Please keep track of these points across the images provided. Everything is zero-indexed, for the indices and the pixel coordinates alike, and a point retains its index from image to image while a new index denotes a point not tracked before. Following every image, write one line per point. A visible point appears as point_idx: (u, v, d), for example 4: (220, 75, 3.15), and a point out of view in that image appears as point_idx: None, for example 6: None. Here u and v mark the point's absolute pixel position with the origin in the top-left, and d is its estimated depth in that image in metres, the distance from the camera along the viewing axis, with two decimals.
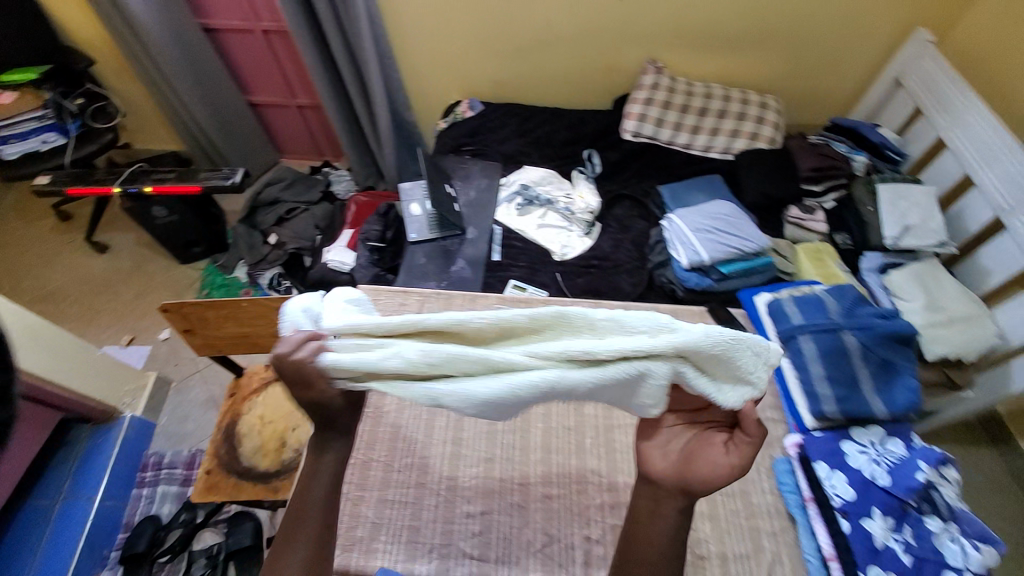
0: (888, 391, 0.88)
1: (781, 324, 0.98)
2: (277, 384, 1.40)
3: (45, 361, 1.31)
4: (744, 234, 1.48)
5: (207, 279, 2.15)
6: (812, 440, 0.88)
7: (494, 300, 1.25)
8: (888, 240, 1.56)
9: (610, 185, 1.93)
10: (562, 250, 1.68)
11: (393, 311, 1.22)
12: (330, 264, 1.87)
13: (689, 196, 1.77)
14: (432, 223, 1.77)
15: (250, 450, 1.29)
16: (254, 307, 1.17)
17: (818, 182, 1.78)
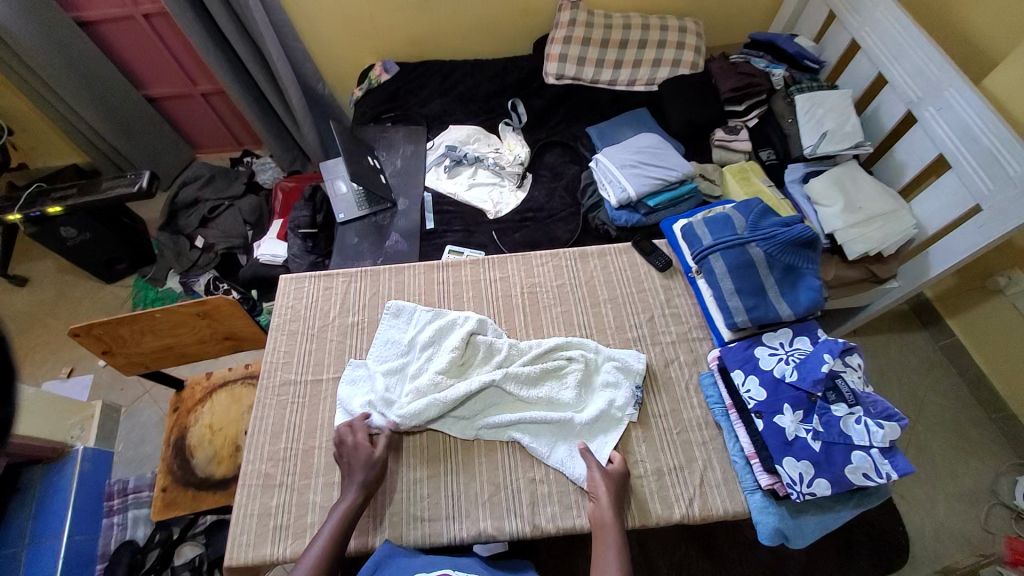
0: (794, 295, 0.91)
1: (693, 246, 0.99)
2: (221, 391, 1.38)
3: None
4: (666, 165, 1.48)
5: (138, 294, 2.05)
6: (728, 350, 0.92)
7: (421, 270, 1.19)
8: (806, 150, 1.61)
9: (539, 133, 1.88)
10: (496, 207, 1.65)
11: (319, 297, 1.15)
12: (262, 258, 1.81)
13: (615, 134, 1.75)
14: (360, 200, 1.71)
15: (205, 461, 1.29)
16: (170, 317, 1.14)
17: (741, 101, 1.78)
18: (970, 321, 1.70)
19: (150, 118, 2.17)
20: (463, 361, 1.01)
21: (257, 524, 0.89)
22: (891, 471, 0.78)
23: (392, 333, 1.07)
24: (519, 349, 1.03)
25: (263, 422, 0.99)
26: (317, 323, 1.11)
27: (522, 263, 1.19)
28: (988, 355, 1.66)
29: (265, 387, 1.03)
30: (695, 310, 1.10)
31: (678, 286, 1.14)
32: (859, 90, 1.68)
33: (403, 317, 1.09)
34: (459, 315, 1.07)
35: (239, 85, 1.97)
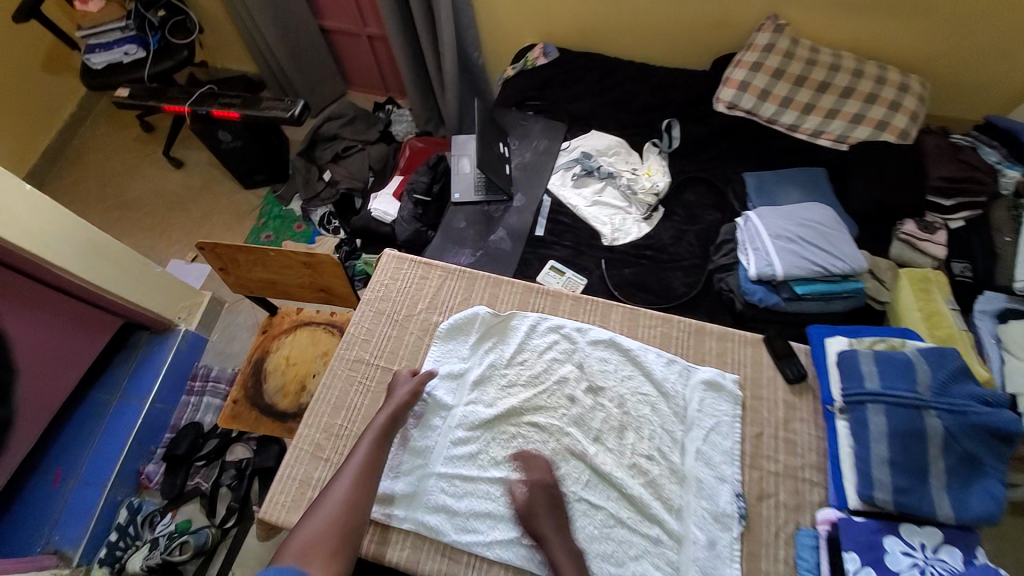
0: (962, 494, 0.71)
1: (849, 383, 0.81)
2: (305, 329, 1.46)
3: (124, 285, 1.48)
4: (833, 250, 1.22)
5: (266, 208, 2.25)
6: (850, 526, 0.74)
7: (519, 289, 1.11)
8: (1019, 283, 1.26)
9: (686, 163, 1.68)
10: (614, 233, 1.52)
11: (412, 285, 1.12)
12: (375, 212, 1.84)
13: (776, 190, 1.51)
14: (478, 184, 1.65)
15: (273, 389, 1.39)
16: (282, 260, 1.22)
17: (948, 195, 1.43)
18: None
19: (319, 48, 2.28)
20: (502, 438, 0.93)
21: (296, 490, 0.92)
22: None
23: (444, 365, 1.01)
24: (617, 450, 0.91)
25: (328, 392, 1.00)
26: (403, 310, 1.09)
27: (628, 318, 1.05)
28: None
29: (341, 355, 1.04)
30: (816, 446, 0.89)
31: (805, 408, 0.93)
32: None
33: (456, 329, 1.05)
34: (523, 330, 1.04)
35: (401, 36, 1.99)
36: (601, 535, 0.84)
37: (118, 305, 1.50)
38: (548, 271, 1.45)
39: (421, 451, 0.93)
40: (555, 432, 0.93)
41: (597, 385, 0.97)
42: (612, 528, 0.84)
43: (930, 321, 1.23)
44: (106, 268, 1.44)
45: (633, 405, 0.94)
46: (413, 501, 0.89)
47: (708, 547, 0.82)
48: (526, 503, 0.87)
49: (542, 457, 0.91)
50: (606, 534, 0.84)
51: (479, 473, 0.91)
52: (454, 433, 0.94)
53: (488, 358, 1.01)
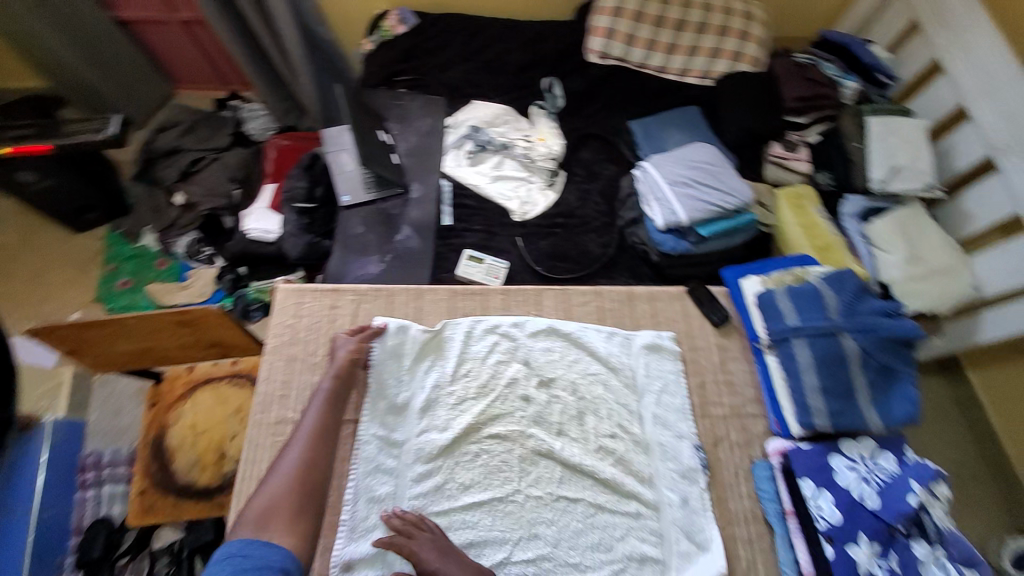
0: (886, 403, 0.84)
1: (773, 323, 0.90)
2: (207, 388, 1.23)
3: None
4: (724, 187, 1.31)
5: (111, 249, 1.83)
6: (800, 453, 0.83)
7: (443, 295, 1.02)
8: (873, 183, 1.43)
9: (575, 120, 1.66)
10: (522, 207, 1.46)
11: (320, 320, 0.97)
12: (251, 234, 1.57)
13: (664, 135, 1.56)
14: (367, 180, 1.48)
15: (186, 466, 1.17)
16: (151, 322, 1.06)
17: (802, 113, 1.58)
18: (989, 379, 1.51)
19: (118, 44, 1.83)
20: (465, 459, 0.88)
21: None
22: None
23: (383, 402, 0.90)
24: (582, 438, 0.90)
25: (254, 468, 0.86)
26: (319, 352, 0.94)
27: (560, 299, 1.03)
28: (1004, 413, 1.45)
29: (257, 423, 0.88)
30: (752, 380, 0.97)
31: (735, 347, 1.00)
32: (935, 120, 1.51)
33: (378, 360, 0.92)
34: (461, 337, 0.96)
35: (223, 18, 1.66)
36: (587, 527, 0.85)
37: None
38: (465, 261, 1.36)
39: (380, 499, 0.84)
40: (517, 437, 0.90)
41: (547, 377, 0.94)
42: (595, 515, 0.86)
43: (811, 234, 1.38)
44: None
45: (587, 386, 0.94)
46: (385, 557, 0.81)
47: (682, 504, 0.87)
48: (506, 518, 0.85)
49: (510, 466, 0.88)
50: (589, 524, 0.85)
51: (451, 503, 0.85)
52: (413, 469, 0.86)
53: (430, 378, 0.92)
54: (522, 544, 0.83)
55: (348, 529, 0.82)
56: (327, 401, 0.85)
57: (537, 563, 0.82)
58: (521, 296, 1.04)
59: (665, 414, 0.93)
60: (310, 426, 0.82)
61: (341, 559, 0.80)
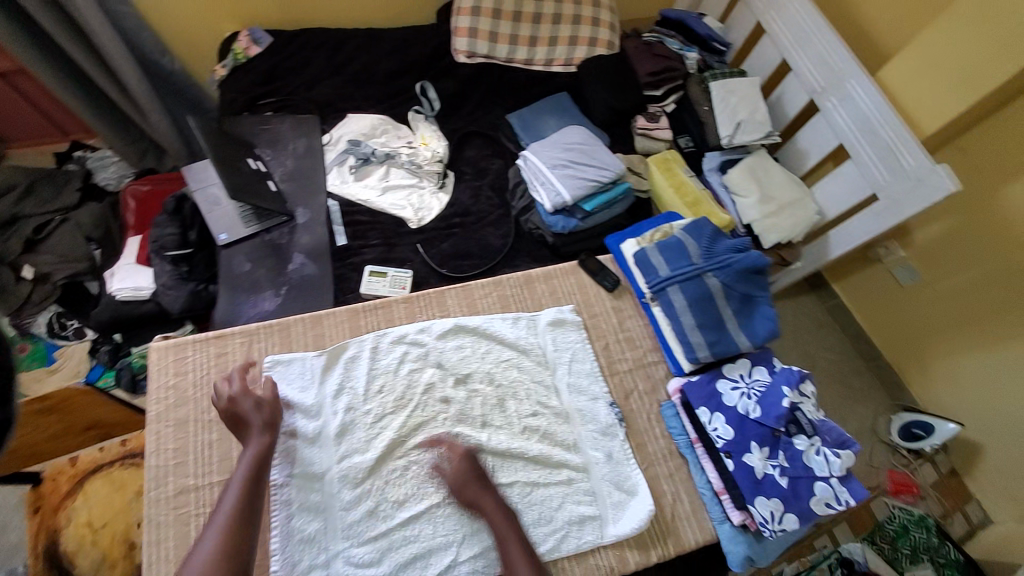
0: (751, 325, 0.96)
1: (650, 277, 1.01)
2: (98, 477, 1.09)
3: None
4: (599, 163, 1.40)
5: None
6: (692, 386, 0.94)
7: (343, 316, 0.99)
8: (723, 140, 1.63)
9: (455, 121, 1.68)
10: (417, 213, 1.46)
11: (212, 370, 0.91)
12: (121, 295, 1.40)
13: (540, 122, 1.63)
14: (245, 214, 1.39)
15: (92, 568, 1.03)
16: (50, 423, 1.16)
17: (658, 86, 1.73)
18: (853, 287, 1.77)
19: None
20: (395, 475, 0.87)
21: None
22: (849, 498, 0.84)
23: (295, 435, 0.87)
24: (507, 424, 0.93)
25: (162, 548, 0.78)
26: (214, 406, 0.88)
27: (463, 296, 1.05)
28: (871, 316, 1.73)
29: (155, 501, 0.81)
30: (648, 333, 1.06)
31: (629, 306, 1.08)
32: (766, 75, 1.71)
33: (286, 393, 0.89)
34: (368, 353, 0.95)
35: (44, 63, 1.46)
36: (525, 505, 0.88)
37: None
38: (368, 277, 1.33)
39: (313, 538, 0.81)
40: (444, 440, 0.90)
41: (462, 374, 0.96)
42: (532, 492, 0.89)
43: (681, 192, 1.52)
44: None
45: (502, 373, 0.97)
46: None
47: (607, 459, 0.93)
48: (447, 521, 0.85)
49: (442, 469, 0.88)
50: (528, 503, 0.88)
51: (389, 522, 0.83)
52: (342, 497, 0.84)
53: (342, 403, 0.90)
54: (468, 541, 0.84)
55: None
56: (247, 476, 0.78)
57: (486, 557, 0.83)
58: (424, 301, 1.04)
59: (579, 381, 0.99)
60: (228, 508, 0.74)
61: None
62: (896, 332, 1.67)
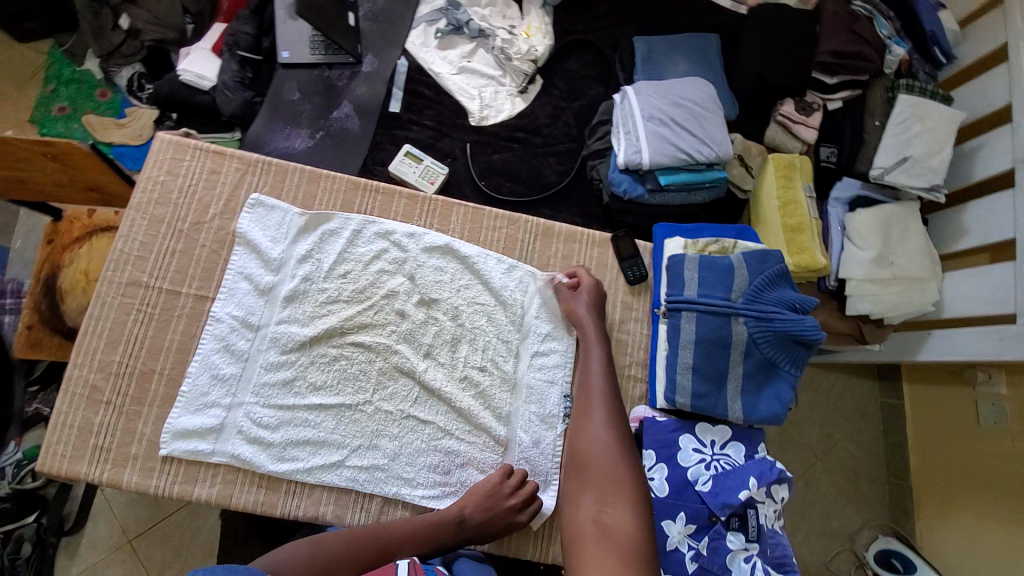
0: (755, 399, 0.80)
1: (673, 289, 0.85)
2: (108, 234, 1.18)
3: None
4: (703, 134, 1.15)
5: (52, 68, 1.70)
6: (653, 424, 0.81)
7: (343, 186, 0.91)
8: (873, 170, 1.28)
9: (574, 18, 1.40)
10: (482, 110, 1.29)
11: (200, 184, 0.88)
12: (184, 77, 1.41)
13: (667, 61, 1.34)
14: (314, 39, 1.28)
15: (78, 310, 1.14)
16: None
17: (835, 73, 1.34)
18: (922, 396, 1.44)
19: None
20: (321, 361, 0.84)
21: (76, 439, 0.79)
22: None
23: (250, 279, 0.85)
24: (448, 365, 0.86)
25: (99, 325, 0.82)
26: (190, 219, 0.86)
27: (470, 218, 0.93)
28: (922, 433, 1.42)
29: (109, 281, 0.83)
30: (643, 344, 0.92)
31: (640, 309, 0.94)
32: (974, 116, 1.26)
33: (258, 231, 0.86)
34: (351, 233, 0.89)
35: None
36: (428, 449, 0.83)
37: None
38: (402, 156, 1.21)
39: (225, 381, 0.82)
40: (380, 350, 0.85)
41: (430, 297, 0.88)
42: (440, 440, 0.84)
43: (785, 210, 1.24)
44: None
45: (469, 316, 0.89)
46: (221, 434, 0.80)
47: (532, 446, 0.85)
48: (351, 425, 0.83)
49: (367, 376, 0.84)
50: (433, 447, 0.84)
51: (297, 401, 0.82)
52: (266, 356, 0.83)
53: (301, 270, 0.86)
54: (359, 452, 0.82)
55: (186, 401, 0.80)
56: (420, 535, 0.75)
57: (367, 474, 0.82)
58: (431, 206, 0.94)
59: (542, 357, 0.89)
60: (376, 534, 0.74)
61: (174, 425, 0.79)
62: (940, 461, 1.37)
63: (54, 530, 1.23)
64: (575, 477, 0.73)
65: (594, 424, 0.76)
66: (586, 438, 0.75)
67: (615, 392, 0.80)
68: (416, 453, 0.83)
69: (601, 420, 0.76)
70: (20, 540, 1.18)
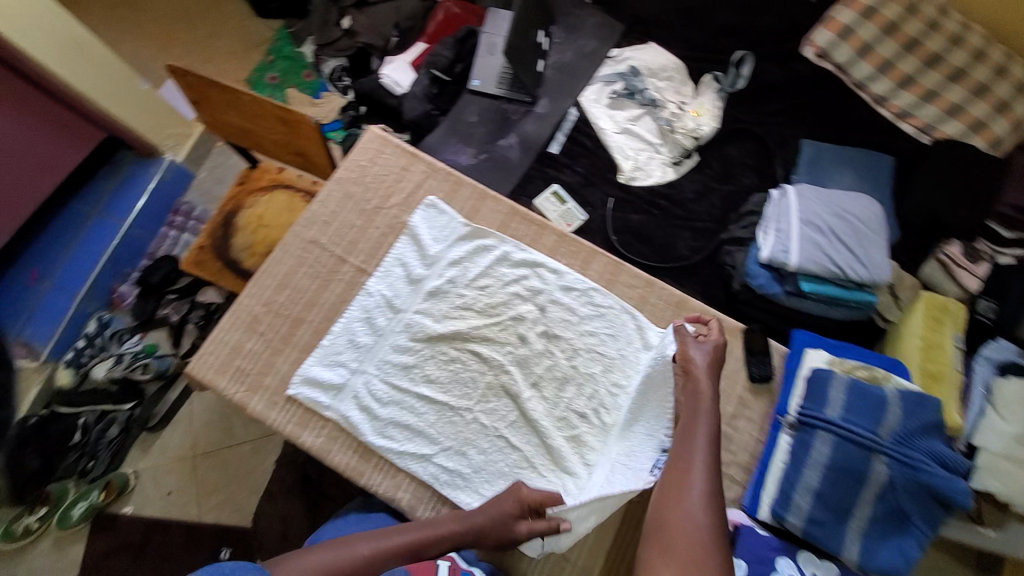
0: (875, 546, 0.75)
1: (812, 405, 0.83)
2: (284, 191, 1.36)
3: (92, 84, 1.47)
4: (858, 254, 1.12)
5: (276, 44, 2.06)
6: (754, 536, 0.79)
7: (504, 210, 0.99)
8: None
9: (744, 109, 1.42)
10: (634, 171, 1.35)
11: (388, 177, 1.00)
12: (385, 80, 1.64)
13: (831, 171, 1.32)
14: (503, 75, 1.44)
15: (240, 246, 1.32)
16: (219, 90, 1.05)
17: (1012, 226, 1.26)
18: None
19: None
20: (441, 357, 0.90)
21: (226, 355, 0.90)
22: None
23: (405, 267, 0.94)
24: (549, 400, 0.88)
25: (276, 268, 0.94)
26: (373, 203, 0.99)
27: (609, 270, 0.97)
28: None
29: (294, 235, 0.96)
30: (751, 448, 0.89)
31: (755, 409, 0.91)
32: None
33: (428, 231, 0.96)
34: (501, 254, 0.95)
35: None
36: (509, 474, 0.85)
37: (83, 108, 1.49)
38: (548, 195, 1.30)
39: (359, 347, 0.90)
40: (493, 365, 0.89)
41: (554, 332, 0.92)
42: (522, 469, 0.85)
43: (926, 354, 1.13)
44: (73, 62, 1.42)
45: (584, 360, 0.91)
46: (341, 393, 0.88)
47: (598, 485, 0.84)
48: (449, 427, 0.87)
49: (476, 385, 0.89)
50: (511, 472, 0.85)
51: (410, 386, 0.88)
52: (398, 339, 0.91)
53: (449, 273, 0.94)
54: (448, 454, 0.86)
55: (322, 354, 0.90)
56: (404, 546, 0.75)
57: (448, 478, 0.85)
58: (574, 248, 0.99)
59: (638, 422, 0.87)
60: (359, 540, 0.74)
61: (305, 372, 0.89)
62: None
63: (139, 423, 1.57)
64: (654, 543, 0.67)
65: (688, 496, 0.70)
66: (675, 509, 0.69)
67: (714, 459, 0.74)
68: (496, 475, 0.85)
69: (696, 493, 0.70)
70: (113, 422, 1.54)
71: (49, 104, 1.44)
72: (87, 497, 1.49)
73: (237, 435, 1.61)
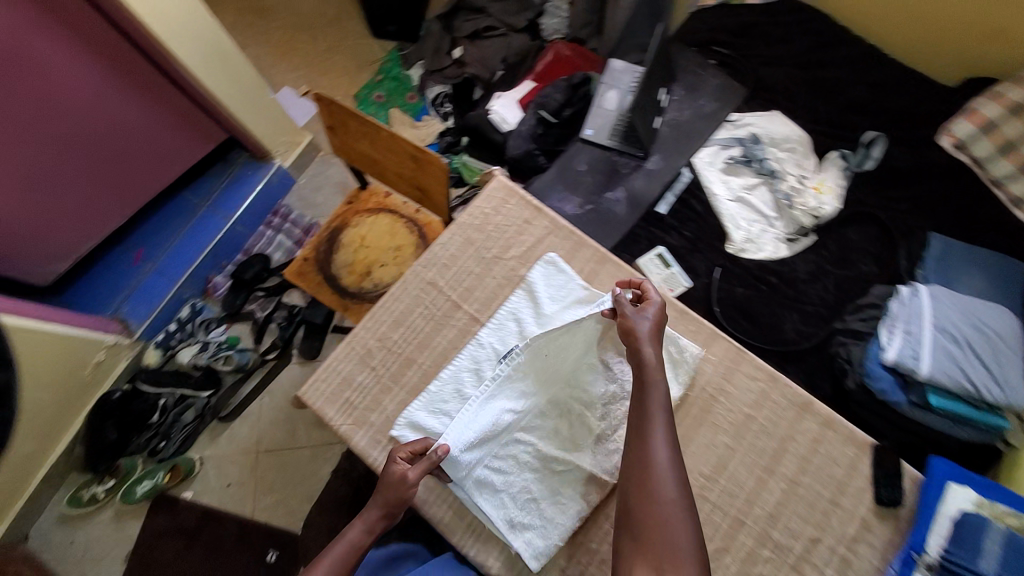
0: None
1: (963, 552, 0.77)
2: (389, 215, 1.40)
3: (229, 90, 1.53)
4: (999, 374, 1.01)
5: (386, 65, 2.15)
6: None
7: (623, 278, 0.96)
8: None
9: (869, 192, 1.34)
10: (744, 241, 1.29)
11: (510, 228, 0.99)
12: (492, 115, 1.67)
13: (965, 270, 1.21)
14: (616, 127, 1.43)
15: (341, 262, 1.36)
16: (360, 121, 1.09)
17: None
18: None
19: None
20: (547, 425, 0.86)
21: (337, 385, 0.91)
22: None
23: (518, 321, 0.93)
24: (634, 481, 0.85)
25: (393, 305, 0.95)
26: (493, 251, 0.98)
27: (732, 357, 0.90)
28: None
29: (414, 275, 0.97)
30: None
31: (879, 536, 0.83)
32: None
33: (542, 287, 0.94)
34: None
35: None
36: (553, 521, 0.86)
37: (217, 112, 1.57)
38: (652, 257, 1.27)
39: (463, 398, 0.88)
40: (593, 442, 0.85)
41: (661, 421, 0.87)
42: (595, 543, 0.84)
43: None
44: (218, 74, 1.48)
45: (696, 451, 0.86)
46: None
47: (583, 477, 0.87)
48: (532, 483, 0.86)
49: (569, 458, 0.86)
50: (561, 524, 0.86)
51: (511, 449, 0.85)
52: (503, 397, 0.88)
53: None
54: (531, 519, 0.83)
55: (429, 399, 0.88)
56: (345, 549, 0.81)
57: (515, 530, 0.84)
58: (695, 327, 0.93)
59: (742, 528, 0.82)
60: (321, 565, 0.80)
61: (410, 418, 0.87)
62: None
63: (212, 410, 1.64)
64: (631, 537, 0.68)
65: (653, 479, 0.69)
66: (639, 494, 0.69)
67: (673, 433, 0.74)
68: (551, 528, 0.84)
69: (660, 477, 0.70)
70: (190, 407, 1.61)
71: (186, 106, 1.51)
72: (154, 477, 1.55)
73: (300, 439, 1.63)
